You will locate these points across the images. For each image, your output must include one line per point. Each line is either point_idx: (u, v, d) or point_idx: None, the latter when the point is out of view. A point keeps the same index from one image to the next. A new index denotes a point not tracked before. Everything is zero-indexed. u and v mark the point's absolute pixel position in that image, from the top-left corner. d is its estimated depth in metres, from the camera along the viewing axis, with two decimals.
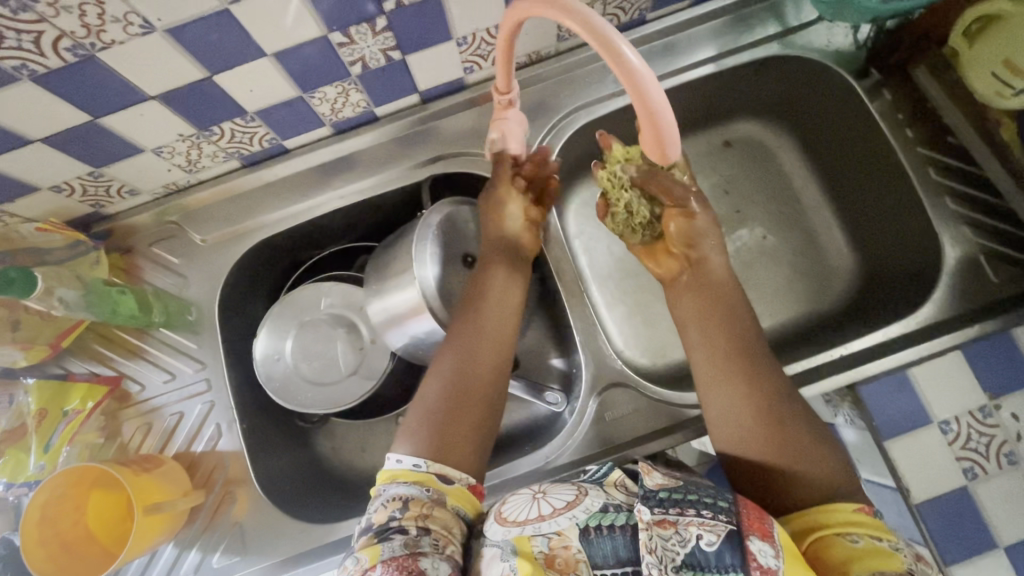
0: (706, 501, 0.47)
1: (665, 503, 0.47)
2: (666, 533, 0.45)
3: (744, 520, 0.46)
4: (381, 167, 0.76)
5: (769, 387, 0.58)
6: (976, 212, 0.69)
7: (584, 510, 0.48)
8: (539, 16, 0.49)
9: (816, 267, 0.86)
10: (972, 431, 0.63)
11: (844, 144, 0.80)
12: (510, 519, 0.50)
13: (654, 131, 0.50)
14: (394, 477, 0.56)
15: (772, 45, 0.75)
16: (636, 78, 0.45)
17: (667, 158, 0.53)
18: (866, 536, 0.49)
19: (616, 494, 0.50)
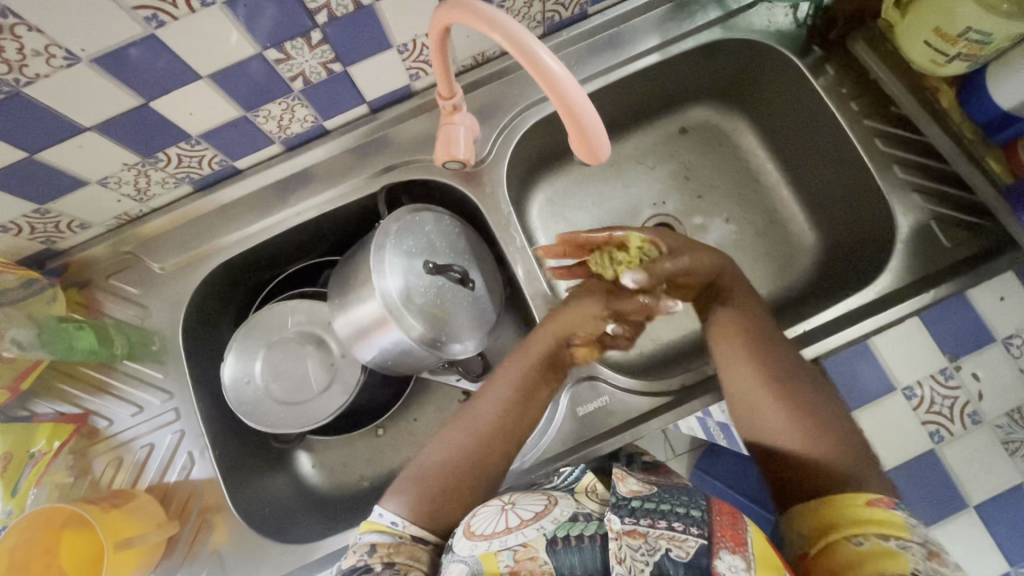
0: (678, 512, 0.47)
1: (636, 512, 0.47)
2: (636, 543, 0.44)
3: (716, 530, 0.46)
4: (336, 181, 0.75)
5: (788, 375, 0.60)
6: (924, 178, 0.70)
7: (553, 521, 0.48)
8: (465, 24, 0.49)
9: (780, 245, 0.87)
10: (936, 394, 0.62)
11: (792, 121, 0.81)
12: (477, 533, 0.50)
13: (578, 129, 0.49)
14: (371, 527, 0.57)
15: (714, 30, 0.76)
16: (548, 78, 0.46)
17: (599, 158, 0.51)
18: (874, 537, 0.47)
19: (587, 502, 0.51)
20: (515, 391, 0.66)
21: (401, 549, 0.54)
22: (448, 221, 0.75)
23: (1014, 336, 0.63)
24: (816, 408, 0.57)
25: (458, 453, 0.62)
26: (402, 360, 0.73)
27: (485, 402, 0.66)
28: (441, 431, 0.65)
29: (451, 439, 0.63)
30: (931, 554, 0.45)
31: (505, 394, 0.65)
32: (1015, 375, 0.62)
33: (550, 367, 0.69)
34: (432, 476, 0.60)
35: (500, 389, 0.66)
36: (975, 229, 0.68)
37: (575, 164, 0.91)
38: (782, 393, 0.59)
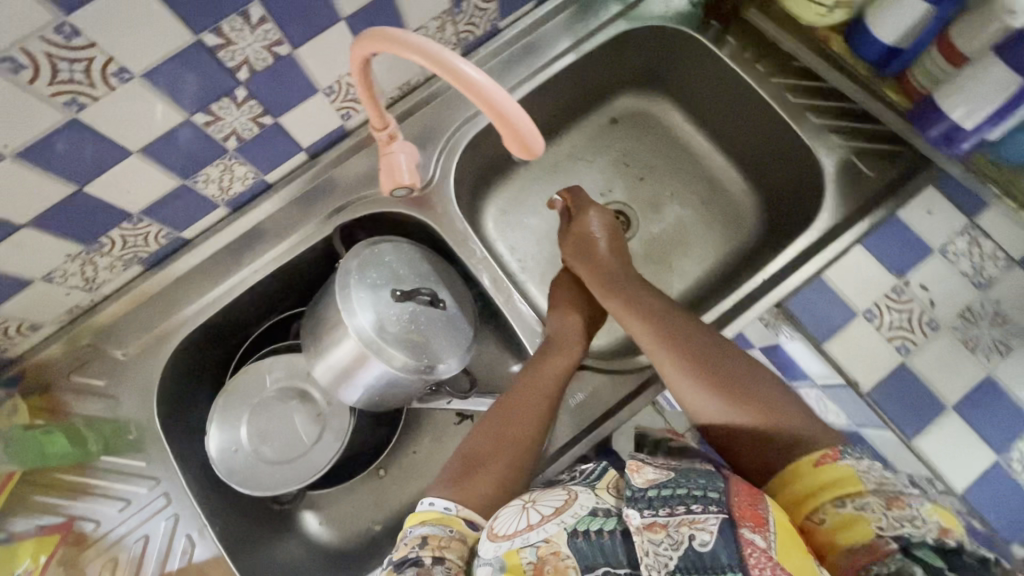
0: (695, 495, 0.47)
1: (654, 504, 0.47)
2: (658, 537, 0.45)
3: (736, 511, 0.46)
4: (288, 231, 0.75)
5: (720, 364, 0.62)
6: (836, 119, 0.76)
7: (572, 515, 0.49)
8: (383, 52, 0.51)
9: (724, 209, 0.92)
10: (892, 311, 0.66)
11: (709, 93, 0.87)
12: (499, 532, 0.50)
13: (507, 128, 0.50)
14: (421, 519, 0.55)
15: (619, 22, 0.81)
16: (465, 81, 0.48)
17: (534, 152, 0.52)
18: (834, 504, 0.48)
19: (606, 496, 0.51)
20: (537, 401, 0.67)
21: (451, 544, 0.52)
22: (407, 247, 0.76)
23: (947, 243, 0.68)
24: (752, 382, 0.60)
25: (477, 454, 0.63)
26: (392, 390, 0.73)
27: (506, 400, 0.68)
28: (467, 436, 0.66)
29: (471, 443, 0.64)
30: (893, 502, 0.46)
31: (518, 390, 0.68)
32: (958, 279, 0.67)
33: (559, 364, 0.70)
34: (461, 463, 0.62)
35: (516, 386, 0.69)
36: (891, 155, 0.74)
37: (519, 171, 0.95)
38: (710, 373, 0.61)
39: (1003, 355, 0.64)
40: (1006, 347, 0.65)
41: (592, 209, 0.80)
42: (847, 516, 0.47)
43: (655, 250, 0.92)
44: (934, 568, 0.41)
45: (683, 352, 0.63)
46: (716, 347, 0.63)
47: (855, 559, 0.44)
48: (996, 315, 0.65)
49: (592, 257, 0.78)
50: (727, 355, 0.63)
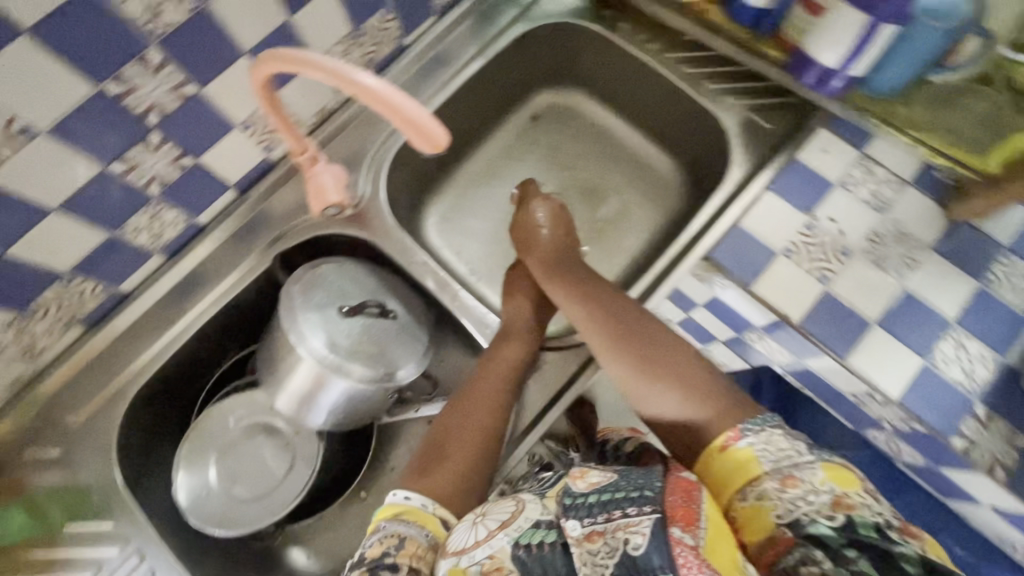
0: (632, 496, 0.48)
1: (592, 511, 0.48)
2: (596, 546, 0.46)
3: (668, 511, 0.47)
4: (229, 269, 0.76)
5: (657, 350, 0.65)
6: (730, 82, 0.82)
7: (516, 528, 0.51)
8: (284, 71, 0.53)
9: (650, 183, 0.97)
10: (808, 246, 0.71)
11: (615, 78, 0.93)
12: (450, 548, 0.53)
13: (407, 122, 0.51)
14: (396, 513, 0.57)
15: (519, 25, 0.86)
16: (367, 90, 0.51)
17: (440, 144, 0.52)
18: (743, 490, 0.54)
19: (551, 505, 0.52)
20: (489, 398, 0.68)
21: (423, 552, 0.54)
22: (349, 265, 0.77)
23: (845, 177, 0.73)
24: (678, 364, 0.63)
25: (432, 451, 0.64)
26: (358, 404, 0.74)
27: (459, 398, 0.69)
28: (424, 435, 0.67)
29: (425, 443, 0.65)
30: (787, 482, 0.52)
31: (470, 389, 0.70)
32: (860, 207, 0.72)
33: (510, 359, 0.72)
34: (418, 462, 0.64)
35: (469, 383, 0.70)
36: (784, 107, 0.80)
37: (452, 179, 0.98)
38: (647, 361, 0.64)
39: (911, 268, 0.70)
40: (912, 260, 0.70)
41: (541, 199, 0.82)
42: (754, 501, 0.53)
43: (593, 232, 0.96)
44: (828, 541, 0.48)
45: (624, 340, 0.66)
46: (648, 333, 0.67)
47: (769, 542, 0.50)
48: (898, 233, 0.71)
49: (535, 249, 0.80)
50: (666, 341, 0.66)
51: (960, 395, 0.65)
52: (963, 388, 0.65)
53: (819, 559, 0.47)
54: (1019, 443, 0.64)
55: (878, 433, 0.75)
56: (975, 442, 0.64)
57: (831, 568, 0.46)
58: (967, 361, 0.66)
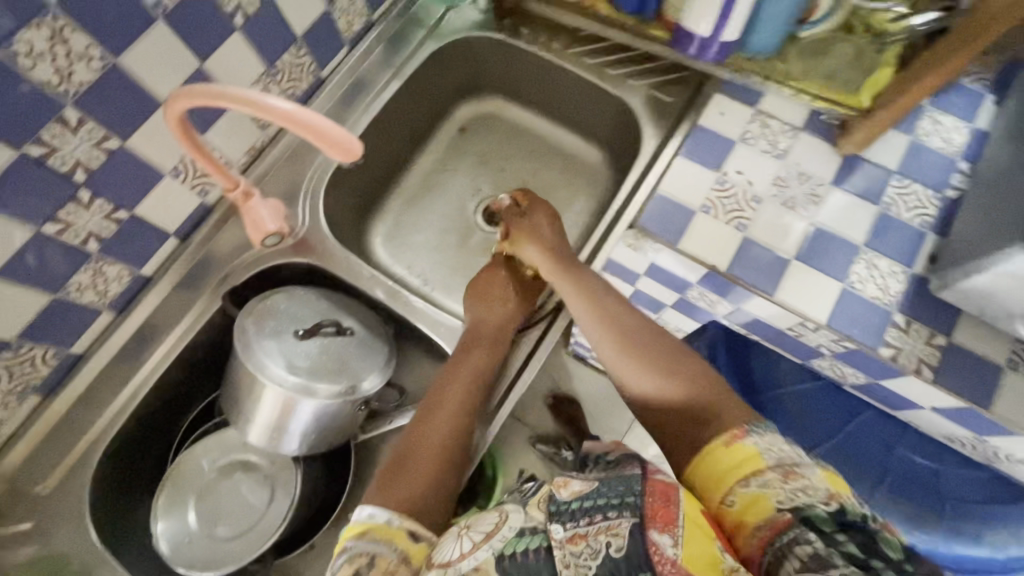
0: (613, 502, 0.49)
1: (576, 516, 0.49)
2: (578, 549, 0.47)
3: (648, 513, 0.48)
4: (181, 314, 0.78)
5: (659, 355, 0.66)
6: (629, 65, 0.89)
7: (500, 540, 0.50)
8: (196, 106, 0.55)
9: (579, 171, 1.03)
10: (722, 200, 0.77)
11: (528, 79, 0.98)
12: (436, 561, 0.51)
13: (318, 136, 0.55)
14: (362, 531, 0.56)
15: (429, 44, 0.92)
16: (277, 111, 0.53)
17: (355, 153, 0.56)
18: (742, 483, 0.53)
19: (535, 513, 0.51)
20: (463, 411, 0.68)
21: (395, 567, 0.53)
22: (298, 291, 0.79)
23: (744, 132, 0.79)
24: (670, 356, 0.66)
25: (407, 463, 0.63)
26: (329, 422, 0.75)
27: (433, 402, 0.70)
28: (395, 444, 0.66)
29: (399, 453, 0.65)
30: (789, 475, 0.52)
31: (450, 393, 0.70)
32: (762, 157, 0.78)
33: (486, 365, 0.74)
34: (393, 468, 0.63)
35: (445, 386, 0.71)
36: (682, 80, 0.87)
37: (392, 197, 1.02)
38: (648, 365, 0.65)
39: (817, 203, 0.76)
40: (816, 196, 0.76)
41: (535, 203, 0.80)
42: (752, 494, 0.52)
43: None
44: (821, 528, 0.47)
45: (626, 346, 0.67)
46: (647, 337, 0.67)
47: (762, 531, 0.49)
48: (799, 174, 0.77)
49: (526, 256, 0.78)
50: (667, 344, 0.67)
51: (879, 308, 0.71)
52: (880, 302, 0.71)
53: (812, 540, 0.46)
54: (938, 341, 0.69)
55: (821, 361, 0.80)
56: (900, 348, 0.69)
57: (823, 546, 0.45)
58: (880, 278, 0.72)
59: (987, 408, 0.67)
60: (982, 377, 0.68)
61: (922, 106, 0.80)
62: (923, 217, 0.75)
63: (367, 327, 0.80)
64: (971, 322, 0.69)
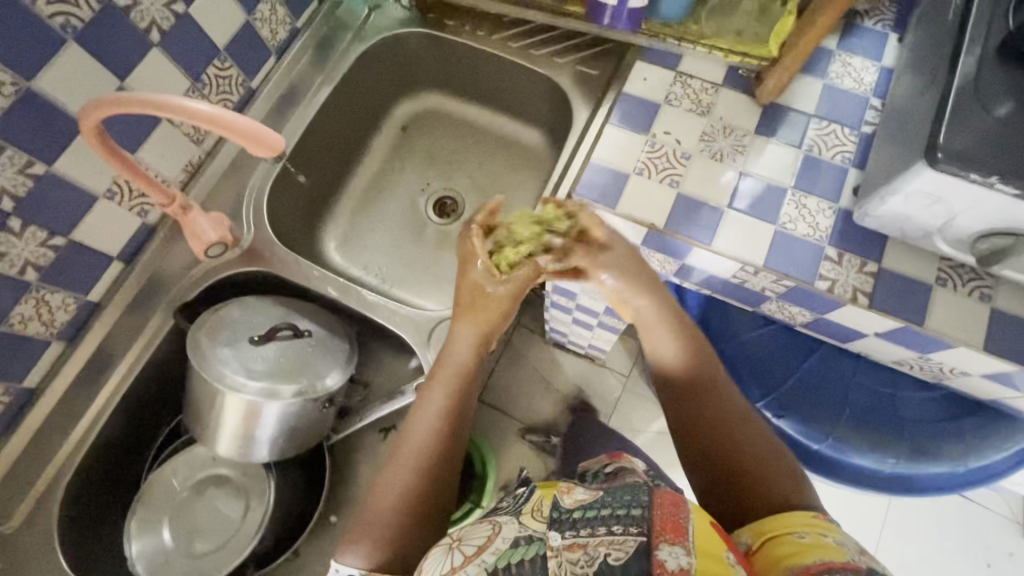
0: (619, 514, 0.48)
1: (576, 524, 0.48)
2: (576, 556, 0.46)
3: (656, 525, 0.47)
4: (136, 336, 0.77)
5: (733, 415, 0.63)
6: (554, 45, 0.91)
7: (493, 553, 0.48)
8: (111, 115, 0.55)
9: (522, 156, 1.05)
10: (653, 160, 0.79)
11: (461, 70, 1.00)
12: None
13: (237, 132, 0.55)
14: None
15: (357, 45, 0.93)
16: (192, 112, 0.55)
17: (279, 147, 0.57)
18: (814, 534, 0.53)
19: (532, 523, 0.50)
20: (449, 453, 0.63)
21: None
22: (250, 298, 0.79)
23: (668, 95, 0.82)
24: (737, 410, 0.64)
25: (399, 509, 0.60)
26: (297, 424, 0.76)
27: (415, 435, 0.63)
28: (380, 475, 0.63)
29: (387, 497, 0.61)
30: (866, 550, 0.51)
31: (440, 423, 0.63)
32: (687, 115, 0.81)
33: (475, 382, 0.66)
34: (381, 520, 0.60)
35: (436, 415, 0.63)
36: (605, 53, 0.90)
37: (342, 201, 1.02)
38: (722, 423, 0.63)
39: (743, 153, 0.79)
40: (742, 146, 0.79)
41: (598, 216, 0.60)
42: (819, 544, 0.51)
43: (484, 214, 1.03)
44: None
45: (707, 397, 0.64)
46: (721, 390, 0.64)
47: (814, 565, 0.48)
48: (724, 128, 0.80)
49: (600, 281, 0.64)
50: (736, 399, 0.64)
51: (811, 244, 0.74)
52: (812, 238, 0.74)
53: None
54: (870, 269, 0.72)
55: (769, 306, 0.83)
56: (836, 279, 0.72)
57: None
58: (810, 216, 0.75)
59: (922, 324, 0.70)
60: (914, 296, 0.71)
61: (830, 51, 0.84)
62: (843, 154, 0.78)
63: (324, 325, 0.80)
64: (898, 247, 0.73)
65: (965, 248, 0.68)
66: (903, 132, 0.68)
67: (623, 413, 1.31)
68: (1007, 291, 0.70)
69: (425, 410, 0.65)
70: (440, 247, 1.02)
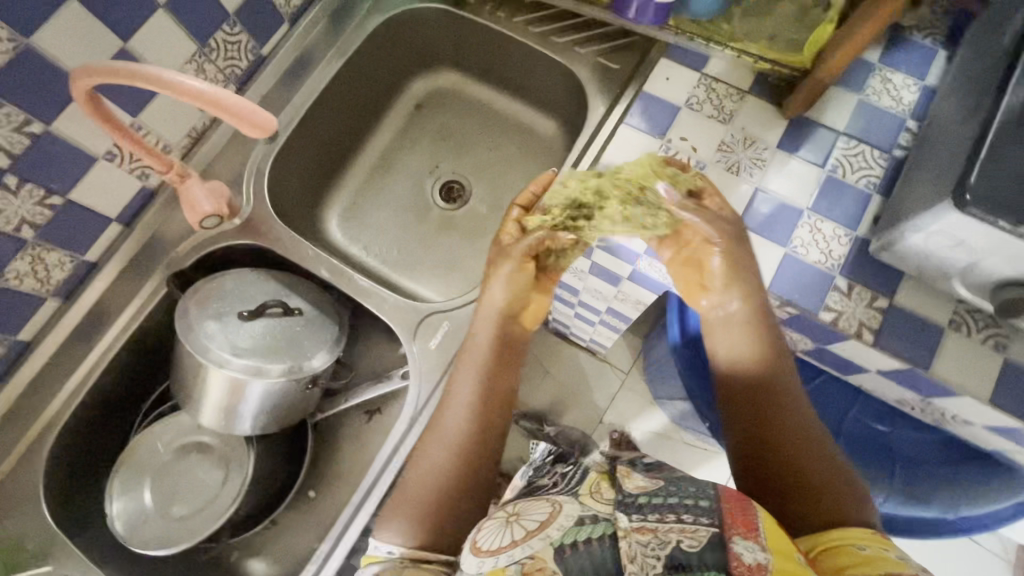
0: (687, 504, 0.50)
1: (643, 509, 0.49)
2: (645, 539, 0.47)
3: (727, 518, 0.49)
4: (129, 299, 0.78)
5: (798, 424, 0.65)
6: (576, 33, 0.87)
7: (558, 529, 0.50)
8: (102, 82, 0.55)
9: (535, 145, 1.01)
10: None
11: (479, 51, 0.97)
12: (482, 548, 0.51)
13: (230, 113, 0.54)
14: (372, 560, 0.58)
15: (373, 17, 0.90)
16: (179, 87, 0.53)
17: (270, 128, 0.55)
18: (876, 547, 0.53)
19: (592, 503, 0.52)
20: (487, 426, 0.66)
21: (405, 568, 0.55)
22: (243, 271, 0.79)
23: (689, 98, 0.77)
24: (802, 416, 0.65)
25: (436, 482, 0.61)
26: (279, 404, 0.76)
27: (448, 418, 0.66)
28: (415, 452, 0.65)
29: (424, 470, 0.63)
30: None
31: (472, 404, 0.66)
32: (707, 121, 0.77)
33: (502, 367, 0.70)
34: (421, 498, 0.61)
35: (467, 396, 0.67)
36: (628, 46, 0.86)
37: (347, 177, 1.01)
38: (790, 429, 0.64)
39: (761, 168, 0.75)
40: (761, 160, 0.75)
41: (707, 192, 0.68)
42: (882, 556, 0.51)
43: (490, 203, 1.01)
44: None
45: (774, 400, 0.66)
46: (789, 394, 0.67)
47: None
48: (744, 139, 0.76)
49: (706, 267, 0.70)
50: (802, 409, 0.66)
51: (821, 271, 0.70)
52: (823, 266, 0.70)
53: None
54: (879, 304, 0.69)
55: None
56: (842, 312, 0.69)
57: None
58: (823, 242, 0.71)
59: (928, 369, 0.66)
60: (923, 338, 0.67)
61: (870, 63, 0.78)
62: (868, 177, 0.73)
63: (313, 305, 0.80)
64: (913, 284, 0.69)
65: (985, 296, 0.64)
66: (936, 163, 0.63)
67: (619, 411, 1.29)
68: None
69: (454, 393, 0.68)
70: (443, 232, 1.00)
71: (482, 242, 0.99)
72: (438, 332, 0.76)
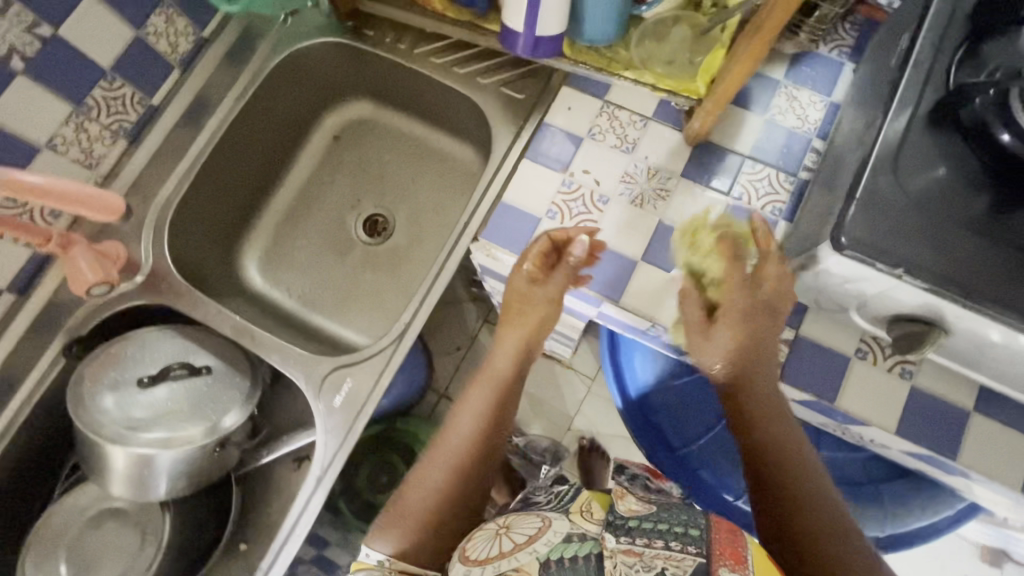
0: (676, 532, 0.48)
1: (632, 532, 0.48)
2: (631, 560, 0.45)
3: (716, 548, 0.46)
4: (30, 369, 0.75)
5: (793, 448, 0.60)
6: (479, 65, 0.85)
7: (545, 544, 0.49)
8: None
9: (456, 173, 0.98)
10: (568, 203, 0.72)
11: (387, 83, 0.94)
12: (472, 556, 0.50)
13: (81, 202, 0.63)
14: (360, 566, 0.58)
15: (272, 55, 0.86)
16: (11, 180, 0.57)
17: (118, 209, 0.67)
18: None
19: (582, 522, 0.50)
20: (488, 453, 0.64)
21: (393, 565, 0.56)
22: (146, 333, 0.77)
23: (592, 128, 0.75)
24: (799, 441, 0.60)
25: (434, 506, 0.61)
26: (186, 472, 0.73)
27: (459, 431, 0.65)
28: (416, 467, 0.64)
29: (423, 493, 0.62)
30: None
31: (482, 426, 0.65)
32: (609, 151, 0.74)
33: (512, 395, 0.68)
34: (416, 518, 0.60)
35: (472, 425, 0.65)
36: (531, 74, 0.84)
37: (264, 217, 0.98)
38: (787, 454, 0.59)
39: (665, 199, 0.72)
40: (666, 189, 0.72)
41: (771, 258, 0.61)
42: None
43: (413, 236, 0.99)
44: None
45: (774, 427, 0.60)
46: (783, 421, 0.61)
47: None
48: (648, 169, 0.73)
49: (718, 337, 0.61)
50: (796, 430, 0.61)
51: None
52: None
53: None
54: (786, 336, 0.67)
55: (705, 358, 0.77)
56: None
57: None
58: None
59: (834, 401, 0.65)
60: (830, 370, 0.66)
61: (776, 81, 0.76)
62: (774, 204, 0.71)
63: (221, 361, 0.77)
64: (818, 313, 0.67)
65: (882, 325, 0.62)
66: (830, 192, 0.61)
67: (586, 417, 1.27)
68: (931, 368, 0.65)
69: (463, 412, 0.66)
70: (366, 269, 0.98)
71: (403, 278, 0.97)
72: (342, 388, 0.77)
